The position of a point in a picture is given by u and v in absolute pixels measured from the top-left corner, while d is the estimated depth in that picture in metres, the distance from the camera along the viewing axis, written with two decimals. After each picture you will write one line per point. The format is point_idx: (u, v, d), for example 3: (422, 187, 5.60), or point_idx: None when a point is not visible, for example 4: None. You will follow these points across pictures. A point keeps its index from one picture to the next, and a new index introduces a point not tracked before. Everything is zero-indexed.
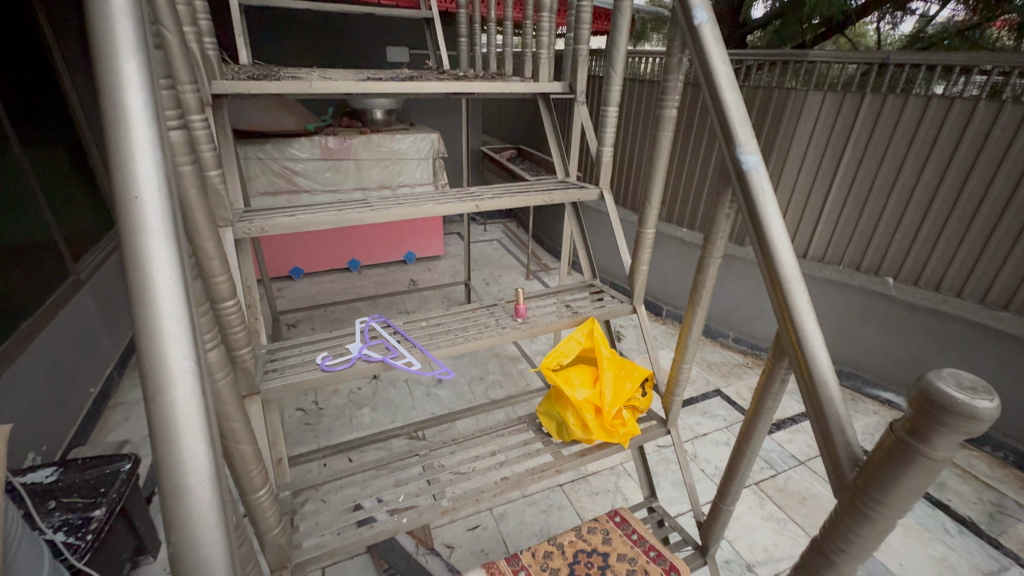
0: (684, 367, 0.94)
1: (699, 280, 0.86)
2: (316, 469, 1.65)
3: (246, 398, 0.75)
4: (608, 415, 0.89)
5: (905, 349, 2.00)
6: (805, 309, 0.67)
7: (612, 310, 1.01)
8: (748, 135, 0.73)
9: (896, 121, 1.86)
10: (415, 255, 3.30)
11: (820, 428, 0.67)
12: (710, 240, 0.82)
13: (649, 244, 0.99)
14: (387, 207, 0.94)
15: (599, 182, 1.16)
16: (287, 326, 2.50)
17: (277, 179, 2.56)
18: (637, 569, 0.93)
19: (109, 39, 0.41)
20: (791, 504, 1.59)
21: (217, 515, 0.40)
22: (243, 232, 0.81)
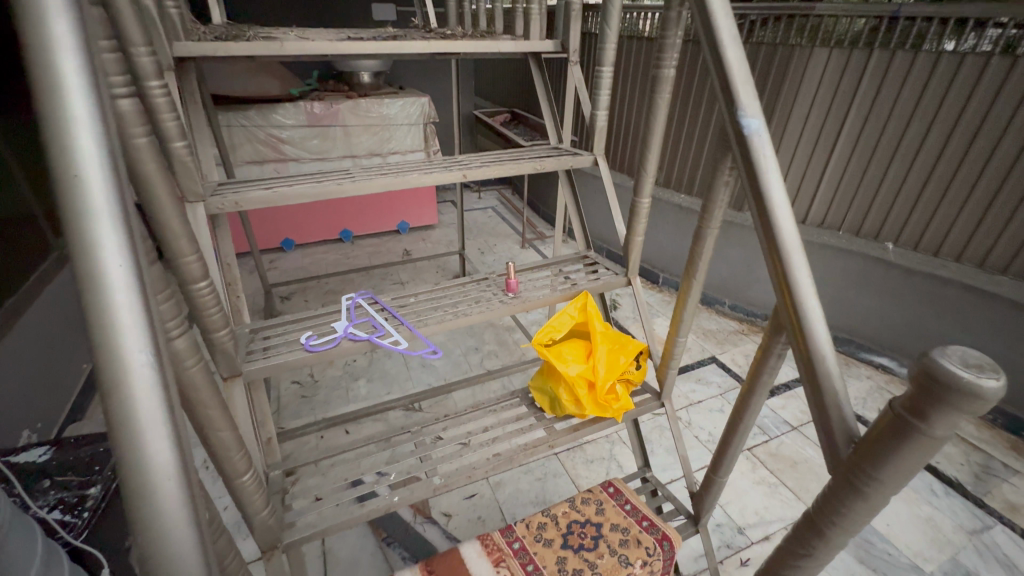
0: (680, 340, 0.92)
1: (696, 251, 0.83)
2: (313, 442, 1.66)
3: (226, 380, 0.73)
4: (601, 389, 0.87)
5: (901, 314, 1.99)
6: (805, 283, 0.64)
7: (607, 283, 0.98)
8: (751, 96, 0.68)
9: (904, 80, 1.78)
10: (408, 225, 3.24)
11: (816, 404, 0.66)
12: (708, 209, 0.78)
13: (645, 214, 0.95)
14: (370, 177, 0.89)
15: (593, 149, 1.10)
16: (280, 299, 2.47)
17: (262, 148, 2.47)
18: (630, 539, 0.94)
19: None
20: (783, 468, 1.62)
21: (186, 513, 0.38)
22: (216, 207, 0.76)
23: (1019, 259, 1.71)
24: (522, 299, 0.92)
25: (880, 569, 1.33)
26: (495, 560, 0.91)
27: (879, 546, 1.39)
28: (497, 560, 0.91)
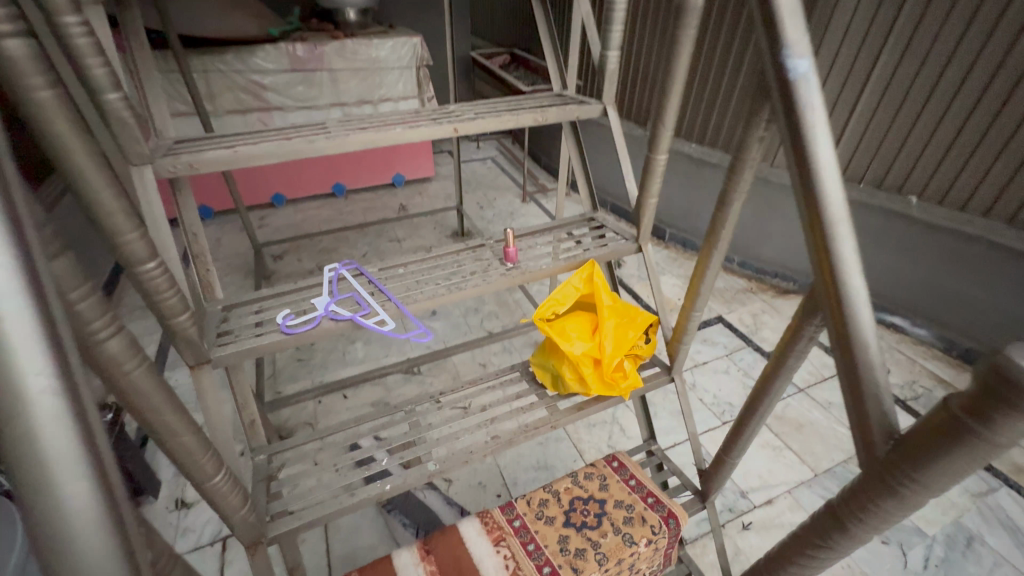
0: (695, 313, 0.84)
1: (719, 218, 0.72)
2: (311, 407, 1.63)
3: (193, 367, 0.65)
4: (608, 367, 0.80)
5: (920, 272, 1.90)
6: (852, 260, 0.55)
7: (615, 249, 0.89)
8: (799, 32, 0.56)
9: (948, 12, 1.59)
10: (404, 178, 3.09)
11: (852, 395, 0.58)
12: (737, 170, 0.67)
13: (660, 173, 0.84)
14: (346, 132, 0.78)
15: (602, 96, 0.97)
16: (272, 259, 2.39)
17: (243, 95, 2.30)
18: (635, 516, 0.91)
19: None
20: (788, 431, 1.59)
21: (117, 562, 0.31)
22: (167, 171, 0.65)
23: None
24: (522, 269, 0.84)
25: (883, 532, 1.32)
26: (494, 538, 0.89)
27: None
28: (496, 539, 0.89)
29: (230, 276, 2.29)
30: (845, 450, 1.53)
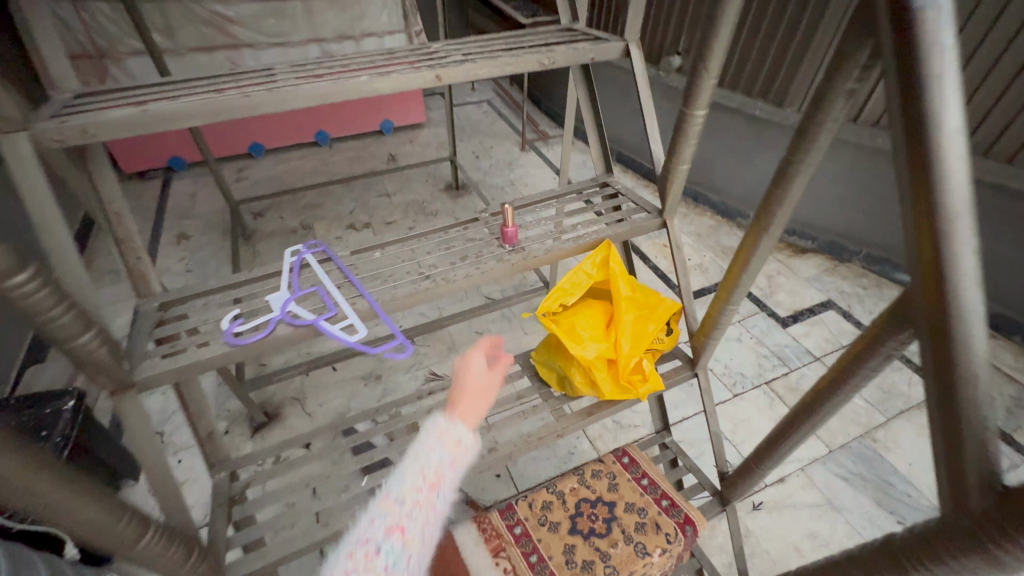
0: (729, 306, 0.69)
1: (772, 196, 0.55)
2: (298, 381, 1.54)
3: (112, 396, 0.54)
4: (625, 370, 0.68)
5: None
6: (970, 263, 0.39)
7: (636, 225, 0.74)
8: None
9: None
10: (393, 124, 2.84)
11: (942, 436, 0.43)
12: (805, 136, 0.50)
13: (696, 133, 0.67)
14: (294, 82, 0.60)
15: (624, 32, 0.78)
16: (252, 216, 2.22)
17: (207, 30, 2.03)
18: (647, 522, 0.83)
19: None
20: None
21: None
22: (49, 139, 0.49)
23: None
24: (522, 255, 0.70)
25: (898, 512, 1.27)
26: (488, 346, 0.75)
27: (899, 488, 1.31)
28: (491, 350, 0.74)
29: (208, 236, 2.13)
30: (861, 424, 1.46)
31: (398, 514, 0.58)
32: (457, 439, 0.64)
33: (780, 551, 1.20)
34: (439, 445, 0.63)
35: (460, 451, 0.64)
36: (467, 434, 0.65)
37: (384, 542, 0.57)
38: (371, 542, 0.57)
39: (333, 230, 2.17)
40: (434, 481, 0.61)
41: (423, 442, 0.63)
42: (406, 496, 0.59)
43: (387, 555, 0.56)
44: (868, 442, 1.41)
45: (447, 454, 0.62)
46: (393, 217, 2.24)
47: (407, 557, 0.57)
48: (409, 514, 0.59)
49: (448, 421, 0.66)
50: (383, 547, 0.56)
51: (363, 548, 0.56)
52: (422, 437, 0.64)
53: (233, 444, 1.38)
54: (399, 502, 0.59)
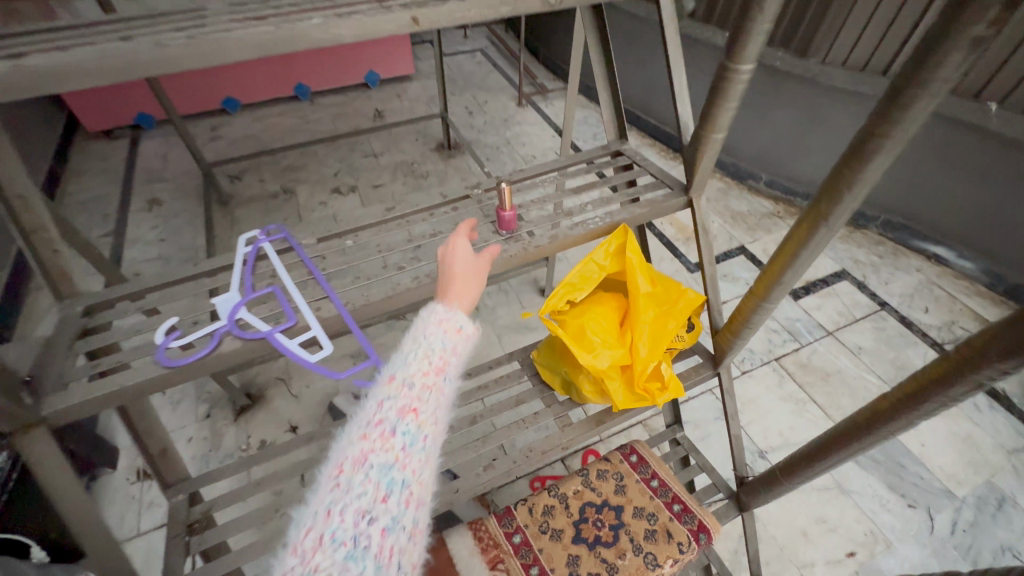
0: (765, 305, 0.59)
1: (840, 176, 0.44)
2: (283, 360, 1.45)
3: (11, 438, 0.45)
4: (641, 377, 0.59)
5: (982, 196, 1.60)
6: None
7: (657, 204, 0.63)
8: None
9: None
10: (378, 76, 2.62)
11: None
12: (900, 100, 0.38)
13: (738, 93, 0.54)
14: (230, 27, 0.47)
15: None
16: (229, 180, 2.06)
17: None
18: (658, 530, 0.76)
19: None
20: (812, 382, 1.44)
21: None
22: None
23: None
24: (522, 246, 0.61)
25: (908, 494, 1.23)
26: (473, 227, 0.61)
27: (911, 470, 1.27)
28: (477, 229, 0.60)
29: (182, 202, 1.98)
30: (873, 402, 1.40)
31: (406, 395, 0.47)
32: (460, 324, 0.51)
33: (787, 536, 1.17)
34: (440, 326, 0.50)
35: (464, 337, 0.51)
36: (469, 318, 0.52)
37: (398, 423, 0.45)
38: (381, 423, 0.45)
39: (317, 194, 2.02)
40: (443, 365, 0.49)
41: (420, 325, 0.50)
42: (412, 378, 0.47)
43: (403, 437, 0.45)
44: None
45: (453, 337, 0.50)
46: (381, 180, 2.09)
47: (425, 440, 0.46)
48: (420, 395, 0.47)
49: (446, 301, 0.52)
50: (396, 429, 0.45)
51: (372, 431, 0.45)
52: (418, 320, 0.51)
53: (215, 429, 1.30)
54: (407, 383, 0.47)
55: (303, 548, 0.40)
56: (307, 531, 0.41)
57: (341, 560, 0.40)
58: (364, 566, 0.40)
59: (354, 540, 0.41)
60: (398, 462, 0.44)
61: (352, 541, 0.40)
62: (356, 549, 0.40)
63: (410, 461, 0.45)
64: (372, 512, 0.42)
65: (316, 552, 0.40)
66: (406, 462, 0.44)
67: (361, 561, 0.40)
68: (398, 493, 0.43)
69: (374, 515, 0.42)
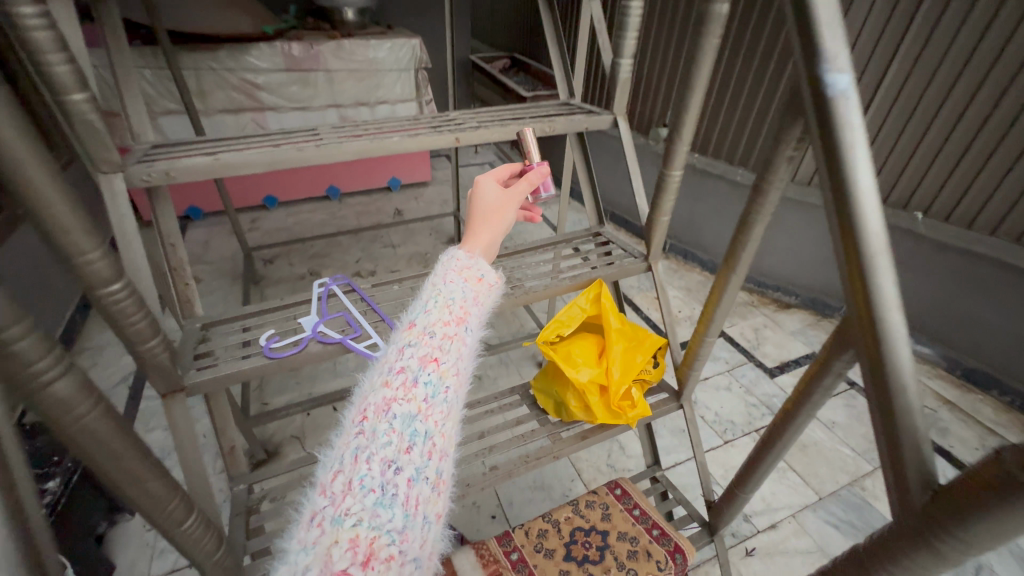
0: (708, 339, 0.79)
1: (739, 240, 0.68)
2: (300, 420, 1.56)
3: (163, 399, 0.59)
4: (615, 395, 0.76)
5: (923, 290, 1.89)
6: (891, 296, 0.50)
7: (623, 268, 0.85)
8: (837, 40, 0.50)
9: (958, 30, 1.56)
10: (400, 182, 3.04)
11: (888, 444, 0.54)
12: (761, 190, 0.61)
13: (674, 188, 0.79)
14: (339, 141, 0.72)
15: (613, 105, 0.93)
16: (263, 263, 2.32)
17: (235, 94, 2.27)
18: (639, 550, 0.86)
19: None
20: (792, 453, 1.55)
21: None
22: (141, 178, 0.59)
23: None
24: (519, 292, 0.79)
25: None
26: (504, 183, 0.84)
27: None
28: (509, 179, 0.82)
29: (219, 281, 2.22)
30: (849, 472, 1.49)
31: (427, 345, 0.58)
32: (479, 275, 0.66)
33: None
34: (459, 278, 0.63)
35: (483, 286, 0.66)
36: (487, 269, 0.67)
37: (421, 373, 0.56)
38: (406, 372, 0.56)
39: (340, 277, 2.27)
40: (459, 318, 0.61)
41: (442, 276, 0.63)
42: (431, 330, 0.58)
43: (426, 388, 0.56)
44: (857, 490, 1.44)
45: (471, 286, 0.64)
46: (397, 267, 2.35)
47: (444, 391, 0.57)
48: (440, 346, 0.58)
49: (468, 250, 0.67)
50: (418, 380, 0.56)
51: (397, 379, 0.55)
52: (442, 266, 0.65)
53: None
54: (428, 333, 0.58)
55: (333, 494, 0.50)
56: (336, 477, 0.52)
57: (370, 504, 0.50)
58: (393, 512, 0.50)
59: (382, 487, 0.51)
60: (421, 413, 0.55)
61: (380, 488, 0.51)
62: (384, 495, 0.50)
63: (430, 412, 0.55)
64: (398, 461, 0.52)
65: (346, 498, 0.50)
66: (425, 414, 0.55)
67: (389, 507, 0.50)
68: (420, 445, 0.54)
69: (400, 463, 0.52)
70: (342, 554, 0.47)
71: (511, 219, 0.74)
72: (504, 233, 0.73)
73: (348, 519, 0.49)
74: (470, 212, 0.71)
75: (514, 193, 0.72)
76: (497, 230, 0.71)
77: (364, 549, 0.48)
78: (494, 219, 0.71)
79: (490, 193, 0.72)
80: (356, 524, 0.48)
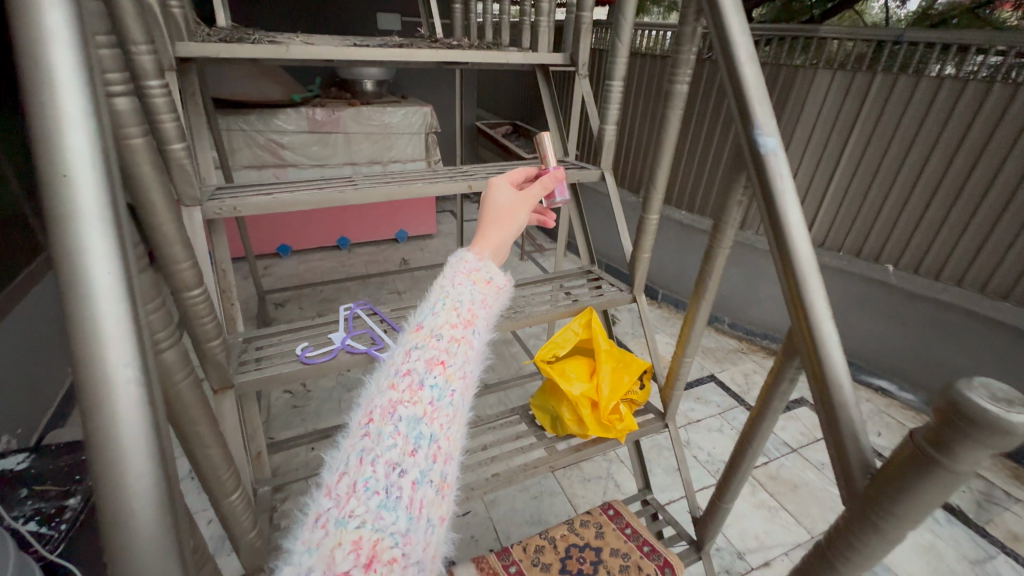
0: (685, 361, 0.90)
1: (705, 271, 0.81)
2: (304, 454, 1.61)
3: (215, 393, 0.69)
4: (605, 409, 0.86)
5: (901, 337, 1.99)
6: (822, 307, 0.61)
7: (612, 298, 0.97)
8: (767, 114, 0.65)
9: (906, 106, 1.81)
10: (407, 234, 3.22)
11: (832, 437, 0.62)
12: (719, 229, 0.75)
13: (652, 230, 0.94)
14: (372, 187, 0.87)
15: (600, 162, 1.09)
16: (274, 306, 2.43)
17: (261, 152, 2.49)
18: (631, 565, 0.91)
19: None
20: (783, 492, 1.59)
21: (161, 518, 0.34)
22: (213, 211, 0.74)
23: (1018, 286, 1.70)
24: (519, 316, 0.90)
25: None
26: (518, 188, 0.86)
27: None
28: (523, 183, 0.84)
29: None
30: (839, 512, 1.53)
31: (435, 346, 0.50)
32: (489, 277, 0.58)
33: None
34: (470, 278, 0.56)
35: (492, 289, 0.58)
36: (497, 271, 0.59)
37: (427, 375, 0.49)
38: (411, 374, 0.49)
39: None
40: (469, 319, 0.54)
41: (449, 278, 0.56)
42: (440, 330, 0.51)
43: (432, 391, 0.48)
44: None
45: (480, 288, 0.56)
46: None
47: (451, 395, 0.50)
48: (447, 348, 0.51)
49: (476, 252, 0.60)
50: (426, 381, 0.49)
51: (402, 382, 0.49)
52: (449, 267, 0.57)
53: None
54: (435, 335, 0.51)
55: (337, 495, 0.44)
56: (340, 479, 0.45)
57: (374, 506, 0.43)
58: (397, 515, 0.44)
59: (387, 489, 0.44)
60: (427, 416, 0.48)
61: (384, 490, 0.44)
62: (388, 497, 0.44)
63: (439, 415, 0.48)
64: (403, 464, 0.45)
65: (349, 499, 0.44)
66: (433, 416, 0.48)
67: (393, 509, 0.44)
68: (426, 448, 0.47)
69: (405, 466, 0.45)
70: (345, 556, 0.41)
71: (522, 224, 0.67)
72: (514, 237, 0.65)
73: (351, 521, 0.43)
74: (483, 209, 0.65)
75: (528, 195, 0.67)
76: (508, 233, 0.64)
77: (367, 552, 0.42)
78: (504, 220, 0.63)
79: (502, 194, 0.66)
80: (360, 527, 0.42)
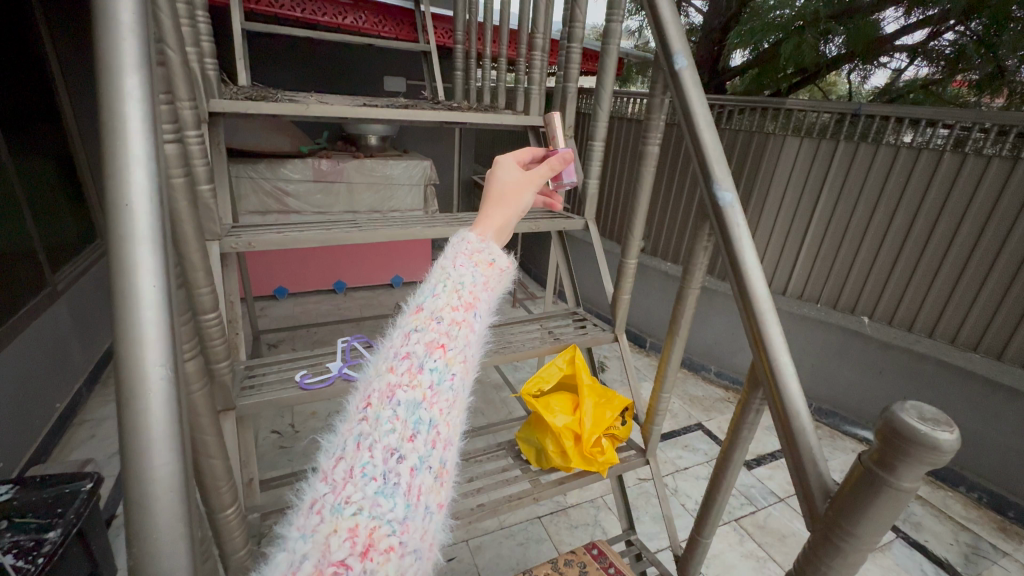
0: (663, 398, 0.94)
1: (678, 309, 0.87)
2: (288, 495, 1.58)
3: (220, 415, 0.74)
4: (587, 442, 0.90)
5: (880, 387, 2.03)
6: (778, 337, 0.67)
7: (591, 339, 1.03)
8: (725, 172, 0.75)
9: (869, 168, 1.97)
10: (402, 279, 3.32)
11: (794, 460, 0.64)
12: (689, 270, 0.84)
13: (629, 275, 1.03)
14: (375, 229, 0.96)
15: (584, 213, 1.20)
16: (268, 346, 2.45)
17: (267, 199, 2.62)
18: None
19: (116, 31, 0.41)
20: (770, 542, 1.58)
21: (181, 508, 0.37)
22: (230, 246, 0.83)
23: (987, 336, 1.81)
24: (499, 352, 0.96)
25: None
26: (527, 167, 0.92)
27: None
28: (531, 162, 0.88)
29: None
30: None
31: (435, 331, 0.54)
32: (491, 258, 0.62)
33: None
34: (472, 261, 0.60)
35: (495, 271, 0.62)
36: (500, 253, 0.63)
37: (427, 359, 0.53)
38: (410, 358, 0.53)
39: None
40: (471, 303, 0.58)
41: (451, 259, 0.60)
42: (441, 316, 0.55)
43: (431, 374, 0.53)
44: None
45: (483, 270, 0.60)
46: None
47: (451, 379, 0.54)
48: (448, 332, 0.55)
49: (479, 233, 0.63)
50: (426, 364, 0.53)
51: (401, 365, 0.52)
52: (451, 249, 0.61)
53: None
54: (436, 319, 0.55)
55: (334, 481, 0.48)
56: (339, 464, 0.49)
57: (371, 493, 0.47)
58: (394, 502, 0.47)
59: (384, 476, 0.48)
60: (426, 401, 0.52)
61: (381, 477, 0.48)
62: (386, 484, 0.48)
63: (437, 399, 0.52)
64: (401, 450, 0.49)
65: (347, 486, 0.47)
66: (432, 402, 0.52)
67: (390, 497, 0.48)
68: (424, 433, 0.51)
69: (403, 452, 0.49)
70: (340, 544, 0.45)
71: (528, 203, 0.70)
72: (520, 217, 0.69)
73: (348, 507, 0.46)
74: (489, 185, 0.68)
75: (534, 174, 0.69)
76: (511, 213, 0.67)
77: (363, 540, 0.45)
78: (509, 201, 0.67)
79: (507, 173, 0.68)
80: (356, 514, 0.46)
